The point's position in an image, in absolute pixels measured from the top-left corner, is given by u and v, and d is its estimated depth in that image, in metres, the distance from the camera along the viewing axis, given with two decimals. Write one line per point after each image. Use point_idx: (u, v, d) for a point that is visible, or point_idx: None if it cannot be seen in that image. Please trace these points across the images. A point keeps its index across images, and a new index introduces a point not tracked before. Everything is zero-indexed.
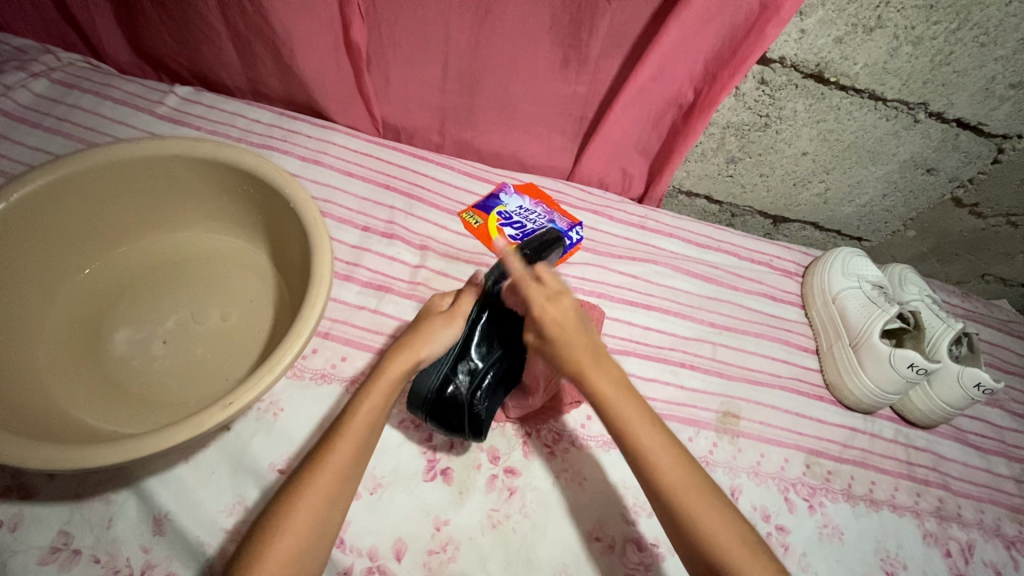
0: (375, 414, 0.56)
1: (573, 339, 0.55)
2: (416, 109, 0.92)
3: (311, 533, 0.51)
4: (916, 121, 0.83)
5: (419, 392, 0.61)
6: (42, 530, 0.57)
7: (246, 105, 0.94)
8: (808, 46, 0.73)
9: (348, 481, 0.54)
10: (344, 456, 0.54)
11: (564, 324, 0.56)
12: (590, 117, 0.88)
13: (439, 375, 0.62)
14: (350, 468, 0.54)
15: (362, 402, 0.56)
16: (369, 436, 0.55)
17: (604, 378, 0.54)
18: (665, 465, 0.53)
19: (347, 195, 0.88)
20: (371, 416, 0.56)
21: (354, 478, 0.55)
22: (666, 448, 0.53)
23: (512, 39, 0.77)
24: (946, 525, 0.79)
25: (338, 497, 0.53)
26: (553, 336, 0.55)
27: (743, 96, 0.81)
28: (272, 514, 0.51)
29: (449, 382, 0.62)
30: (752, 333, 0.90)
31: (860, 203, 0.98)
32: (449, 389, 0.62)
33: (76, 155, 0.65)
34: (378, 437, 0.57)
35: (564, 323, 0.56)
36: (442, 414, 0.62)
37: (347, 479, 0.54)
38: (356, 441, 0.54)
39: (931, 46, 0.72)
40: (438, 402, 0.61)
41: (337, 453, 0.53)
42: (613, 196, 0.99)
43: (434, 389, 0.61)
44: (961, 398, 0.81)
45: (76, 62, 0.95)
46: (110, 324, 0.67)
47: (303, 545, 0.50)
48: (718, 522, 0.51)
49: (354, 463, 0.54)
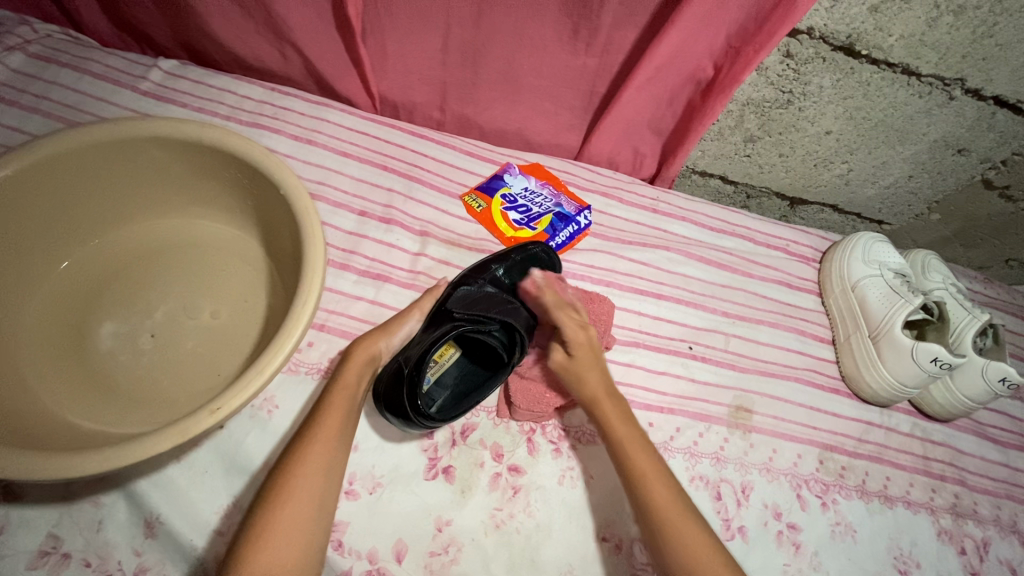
0: (345, 419, 0.57)
1: (587, 373, 0.66)
2: (416, 83, 0.86)
3: (302, 549, 0.50)
4: (951, 98, 0.77)
5: (378, 386, 0.63)
6: (30, 535, 0.56)
7: (235, 79, 0.89)
8: (839, 16, 0.67)
9: (329, 490, 0.54)
10: (323, 463, 0.54)
11: (581, 359, 0.67)
12: (600, 92, 0.82)
13: (393, 364, 0.63)
14: (327, 477, 0.54)
15: (341, 395, 0.58)
16: (345, 429, 0.57)
17: (613, 406, 0.65)
18: (657, 487, 0.60)
19: (343, 177, 0.83)
20: (339, 422, 0.57)
21: (335, 485, 0.55)
22: (652, 470, 0.61)
23: (517, 8, 0.71)
24: (962, 522, 0.77)
25: (322, 508, 0.53)
26: (578, 356, 0.67)
27: (766, 71, 0.75)
28: (261, 528, 0.49)
29: (397, 364, 0.62)
30: (766, 323, 0.87)
31: (883, 185, 0.93)
32: (397, 375, 0.61)
33: (49, 138, 0.61)
34: (348, 442, 0.57)
35: (585, 359, 0.67)
36: (394, 401, 0.61)
37: (328, 489, 0.54)
38: (331, 444, 0.55)
39: (974, 16, 0.66)
40: (391, 391, 0.61)
41: (314, 460, 0.53)
42: (623, 176, 0.94)
43: (388, 377, 0.62)
44: (984, 393, 0.78)
45: (53, 34, 0.89)
46: (95, 318, 0.64)
47: (294, 559, 0.49)
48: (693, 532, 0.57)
49: (328, 471, 0.54)
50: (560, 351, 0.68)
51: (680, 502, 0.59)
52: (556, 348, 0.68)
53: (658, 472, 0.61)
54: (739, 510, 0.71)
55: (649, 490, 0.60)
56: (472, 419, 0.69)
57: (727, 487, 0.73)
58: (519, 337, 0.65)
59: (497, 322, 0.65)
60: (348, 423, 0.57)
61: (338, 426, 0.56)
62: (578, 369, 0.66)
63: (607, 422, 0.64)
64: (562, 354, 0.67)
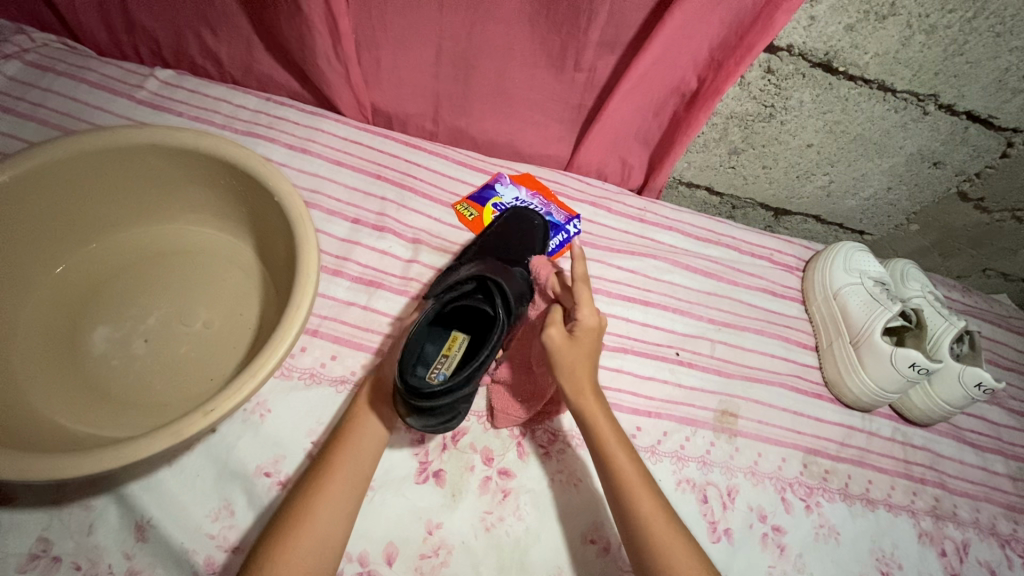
0: (359, 458, 0.59)
1: (579, 365, 0.58)
2: (409, 94, 0.88)
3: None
4: (925, 113, 0.80)
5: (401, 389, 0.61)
6: (21, 537, 0.56)
7: (231, 89, 0.90)
8: (817, 34, 0.70)
9: (339, 528, 0.54)
10: (332, 499, 0.55)
11: (580, 344, 0.58)
12: (589, 105, 0.84)
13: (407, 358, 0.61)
14: (340, 511, 0.55)
15: (355, 439, 0.60)
16: (357, 470, 0.58)
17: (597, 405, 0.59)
18: (642, 495, 0.57)
19: (337, 186, 0.84)
20: (352, 459, 0.58)
21: (345, 526, 0.55)
22: (639, 480, 0.57)
23: (508, 22, 0.74)
24: (942, 524, 0.79)
25: (329, 544, 0.53)
26: (579, 337, 0.58)
27: (748, 86, 0.78)
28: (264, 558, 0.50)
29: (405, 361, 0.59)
30: (751, 329, 0.89)
31: (863, 197, 0.96)
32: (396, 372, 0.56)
33: (48, 145, 0.62)
34: (365, 482, 0.58)
35: (584, 346, 0.58)
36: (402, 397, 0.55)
37: (337, 527, 0.54)
38: (345, 483, 0.57)
39: (945, 35, 0.69)
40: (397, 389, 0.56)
41: (328, 496, 0.55)
42: (612, 187, 0.96)
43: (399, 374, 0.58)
44: (961, 397, 0.80)
45: (50, 43, 0.90)
46: (88, 322, 0.64)
47: None
48: (682, 552, 0.54)
49: (337, 508, 0.55)
50: (559, 328, 0.58)
51: (670, 518, 0.56)
52: (554, 321, 0.58)
53: (644, 484, 0.57)
54: (725, 512, 0.73)
55: (637, 498, 0.56)
56: (463, 423, 0.70)
57: (713, 490, 0.74)
58: (493, 284, 0.59)
59: (470, 283, 0.62)
60: (363, 462, 0.59)
61: (351, 465, 0.58)
62: (571, 348, 0.57)
63: (590, 414, 0.59)
64: (561, 332, 0.58)
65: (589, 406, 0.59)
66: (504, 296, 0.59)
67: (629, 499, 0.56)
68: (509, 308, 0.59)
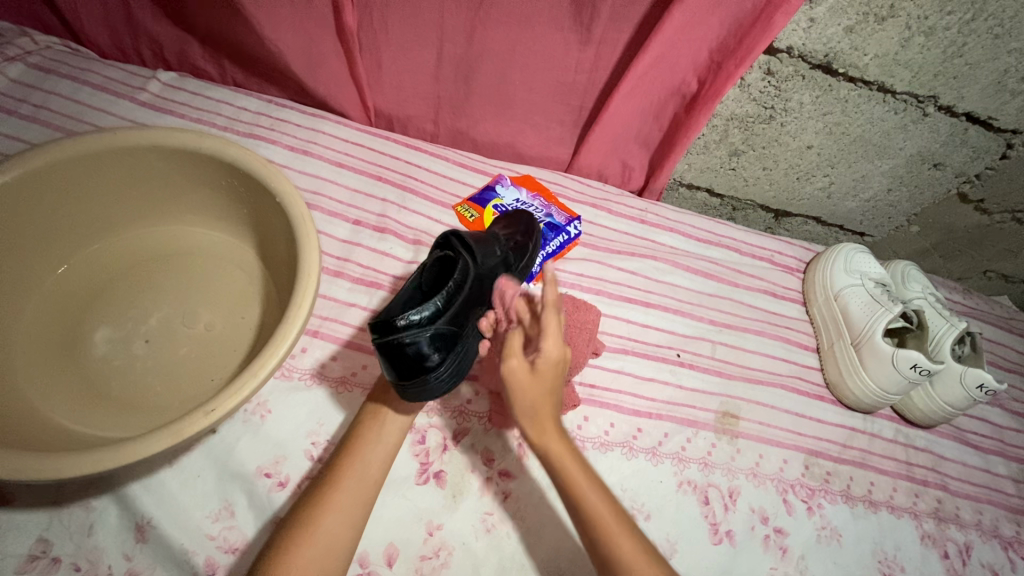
0: (365, 465, 0.59)
1: (537, 399, 0.53)
2: (410, 97, 0.88)
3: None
4: (925, 114, 0.80)
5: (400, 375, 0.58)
6: (21, 538, 0.56)
7: (233, 92, 0.91)
8: (816, 36, 0.70)
9: (344, 536, 0.54)
10: (337, 507, 0.55)
11: (540, 377, 0.53)
12: (590, 107, 0.85)
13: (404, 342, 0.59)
14: (349, 515, 0.55)
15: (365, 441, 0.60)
16: (366, 473, 0.58)
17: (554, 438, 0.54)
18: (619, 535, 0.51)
19: (338, 187, 0.85)
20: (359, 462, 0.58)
21: (351, 534, 0.54)
22: (612, 516, 0.52)
23: (509, 24, 0.74)
24: (945, 527, 0.79)
25: (333, 553, 0.52)
26: (541, 368, 0.53)
27: (748, 87, 0.78)
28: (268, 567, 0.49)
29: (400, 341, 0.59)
30: (752, 330, 0.88)
31: (864, 198, 0.96)
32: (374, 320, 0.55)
33: (50, 145, 0.62)
34: (373, 488, 0.58)
35: (546, 379, 0.53)
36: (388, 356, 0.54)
37: (343, 531, 0.54)
38: (352, 487, 0.57)
39: (944, 37, 0.69)
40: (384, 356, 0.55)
41: (333, 504, 0.55)
42: (613, 189, 0.96)
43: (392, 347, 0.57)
44: (962, 399, 0.80)
45: (53, 45, 0.91)
46: (89, 323, 0.64)
47: None
48: None
49: (343, 515, 0.54)
50: (520, 358, 0.53)
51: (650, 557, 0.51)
52: (515, 349, 0.54)
53: (620, 524, 0.52)
54: (726, 514, 0.72)
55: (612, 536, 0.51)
56: (464, 424, 0.70)
57: (714, 492, 0.74)
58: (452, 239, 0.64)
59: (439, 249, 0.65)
60: (370, 470, 0.59)
61: (357, 472, 0.58)
62: (529, 379, 0.53)
63: (557, 456, 0.54)
64: (522, 363, 0.53)
65: (556, 446, 0.54)
66: (466, 244, 0.64)
67: (604, 542, 0.51)
68: (471, 253, 0.63)
